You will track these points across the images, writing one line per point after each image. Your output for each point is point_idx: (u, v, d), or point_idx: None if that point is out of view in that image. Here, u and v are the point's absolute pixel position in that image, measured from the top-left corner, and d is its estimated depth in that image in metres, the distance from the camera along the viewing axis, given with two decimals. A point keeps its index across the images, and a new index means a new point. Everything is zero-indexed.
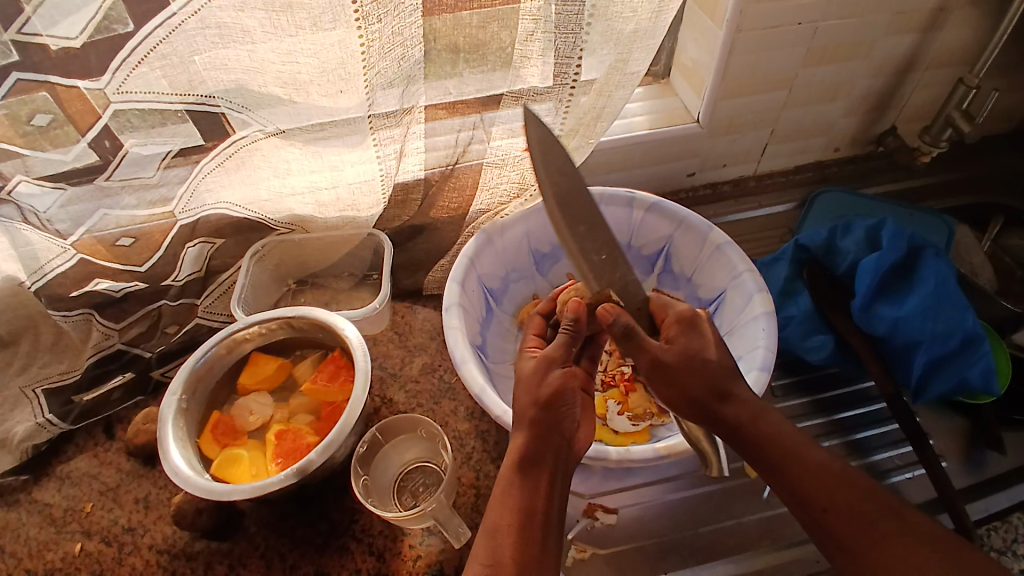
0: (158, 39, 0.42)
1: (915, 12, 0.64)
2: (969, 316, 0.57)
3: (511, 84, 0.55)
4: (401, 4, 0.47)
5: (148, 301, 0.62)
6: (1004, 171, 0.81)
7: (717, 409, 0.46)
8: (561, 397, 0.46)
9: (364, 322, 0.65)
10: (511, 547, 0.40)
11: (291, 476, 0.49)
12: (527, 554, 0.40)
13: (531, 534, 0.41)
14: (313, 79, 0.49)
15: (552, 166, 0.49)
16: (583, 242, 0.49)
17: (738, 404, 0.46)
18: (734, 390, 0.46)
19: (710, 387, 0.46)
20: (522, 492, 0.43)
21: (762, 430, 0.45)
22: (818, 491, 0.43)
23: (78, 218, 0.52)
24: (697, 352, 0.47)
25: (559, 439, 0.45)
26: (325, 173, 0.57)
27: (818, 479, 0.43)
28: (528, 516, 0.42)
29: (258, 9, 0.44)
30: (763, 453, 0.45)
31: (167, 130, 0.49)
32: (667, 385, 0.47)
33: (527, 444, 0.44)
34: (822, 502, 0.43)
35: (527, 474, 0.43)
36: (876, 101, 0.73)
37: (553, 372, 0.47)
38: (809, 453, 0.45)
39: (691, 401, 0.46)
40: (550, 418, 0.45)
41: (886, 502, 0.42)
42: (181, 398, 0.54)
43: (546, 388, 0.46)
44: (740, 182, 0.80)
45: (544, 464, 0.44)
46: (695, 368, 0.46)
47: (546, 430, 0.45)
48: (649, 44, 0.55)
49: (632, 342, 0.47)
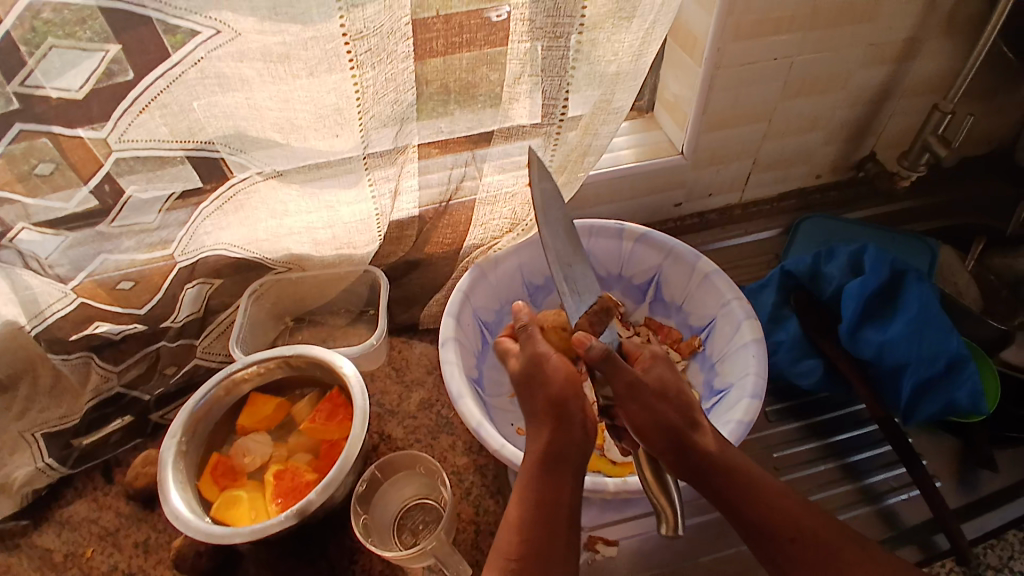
0: (159, 88, 0.44)
1: (887, 44, 0.67)
2: (952, 339, 0.58)
3: (501, 122, 0.57)
4: (393, 53, 0.49)
5: (147, 342, 0.63)
6: (981, 195, 0.84)
7: (689, 439, 0.46)
8: (577, 405, 0.47)
9: (362, 358, 0.65)
10: (535, 536, 0.43)
11: (290, 517, 0.49)
12: (548, 546, 0.43)
13: (552, 527, 0.43)
14: (309, 124, 0.50)
15: (543, 210, 0.51)
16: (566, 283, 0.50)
17: (706, 434, 0.47)
18: (702, 421, 0.47)
19: (683, 417, 0.47)
20: (543, 488, 0.45)
21: (730, 458, 0.47)
22: (783, 521, 0.45)
23: (78, 262, 0.53)
24: (671, 382, 0.48)
25: (575, 441, 0.46)
26: (321, 213, 0.59)
27: (783, 510, 0.46)
28: (548, 509, 0.44)
29: (256, 59, 0.45)
30: (730, 483, 0.46)
31: (167, 176, 0.51)
32: (646, 413, 0.46)
33: (549, 445, 0.46)
34: (788, 532, 0.45)
35: (552, 471, 0.45)
36: (855, 129, 0.76)
37: (567, 386, 0.47)
38: (771, 485, 0.47)
39: (667, 431, 0.46)
40: (569, 421, 0.46)
41: (842, 533, 0.45)
42: (180, 440, 0.55)
43: (560, 397, 0.46)
44: (726, 210, 0.82)
45: (565, 459, 0.45)
46: (673, 399, 0.47)
47: (568, 431, 0.46)
48: (631, 85, 0.57)
49: (611, 367, 0.46)
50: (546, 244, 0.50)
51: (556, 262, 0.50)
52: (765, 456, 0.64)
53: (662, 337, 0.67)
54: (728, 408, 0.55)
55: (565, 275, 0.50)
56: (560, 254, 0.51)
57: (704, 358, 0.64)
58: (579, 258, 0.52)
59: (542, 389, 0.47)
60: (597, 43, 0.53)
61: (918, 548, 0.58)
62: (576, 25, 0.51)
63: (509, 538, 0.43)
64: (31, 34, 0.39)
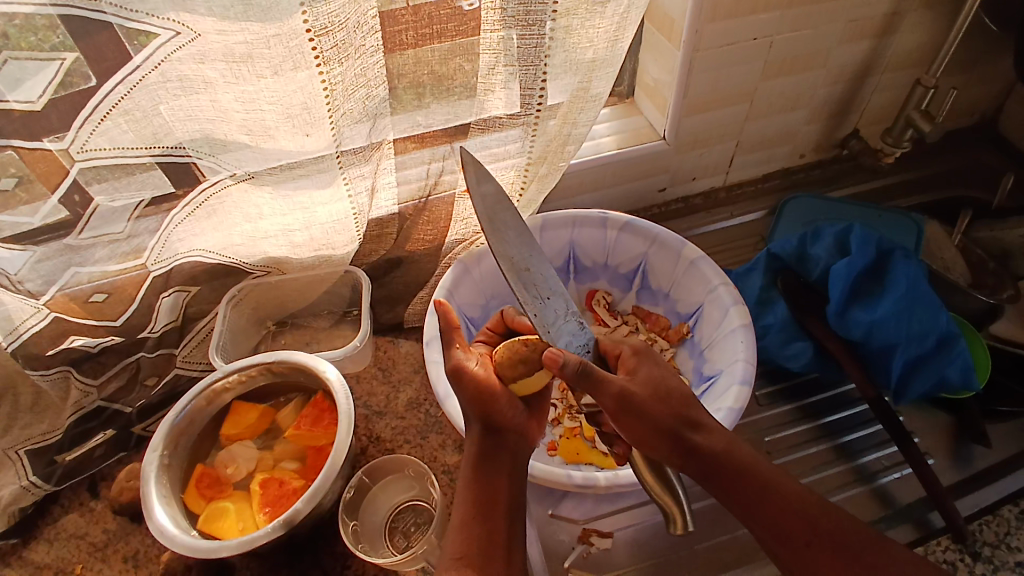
0: (119, 95, 0.42)
1: (867, 19, 0.66)
2: (942, 315, 0.58)
3: (476, 113, 0.56)
4: (361, 46, 0.47)
5: (125, 354, 0.61)
6: (964, 167, 0.83)
7: (689, 439, 0.45)
8: (505, 408, 0.49)
9: (347, 361, 0.64)
10: (479, 533, 0.45)
11: (277, 527, 0.49)
12: (491, 543, 0.45)
13: (494, 522, 0.46)
14: (278, 125, 0.48)
15: (485, 218, 0.48)
16: (524, 289, 0.47)
17: (708, 433, 0.46)
18: (703, 419, 0.46)
19: (679, 418, 0.46)
20: (484, 486, 0.47)
21: (736, 457, 0.45)
22: (798, 523, 0.43)
23: (49, 276, 0.51)
24: (662, 381, 0.47)
25: (504, 441, 0.49)
26: (297, 215, 0.57)
27: (798, 510, 0.43)
28: (489, 507, 0.46)
29: (219, 60, 0.43)
30: (741, 485, 0.44)
31: (135, 183, 0.49)
32: (638, 420, 0.45)
33: (484, 446, 0.48)
34: (804, 534, 0.43)
35: (488, 469, 0.48)
36: (838, 106, 0.75)
37: (496, 394, 0.49)
38: (785, 484, 0.45)
39: (663, 434, 0.45)
40: (500, 424, 0.49)
41: (865, 534, 0.43)
42: (163, 453, 0.54)
43: (488, 405, 0.48)
44: (711, 194, 0.81)
45: (498, 455, 0.48)
46: (665, 398, 0.46)
47: (499, 433, 0.49)
48: (609, 72, 0.56)
49: (592, 382, 0.45)
50: (496, 252, 0.47)
51: (510, 269, 0.47)
52: (757, 441, 0.64)
53: (650, 325, 0.67)
54: (719, 395, 0.55)
55: (523, 281, 0.48)
56: (513, 259, 0.48)
57: (692, 345, 0.63)
58: (537, 260, 0.49)
59: (472, 396, 0.48)
60: (572, 31, 0.51)
61: (914, 527, 0.59)
62: (548, 11, 0.49)
63: (456, 538, 0.45)
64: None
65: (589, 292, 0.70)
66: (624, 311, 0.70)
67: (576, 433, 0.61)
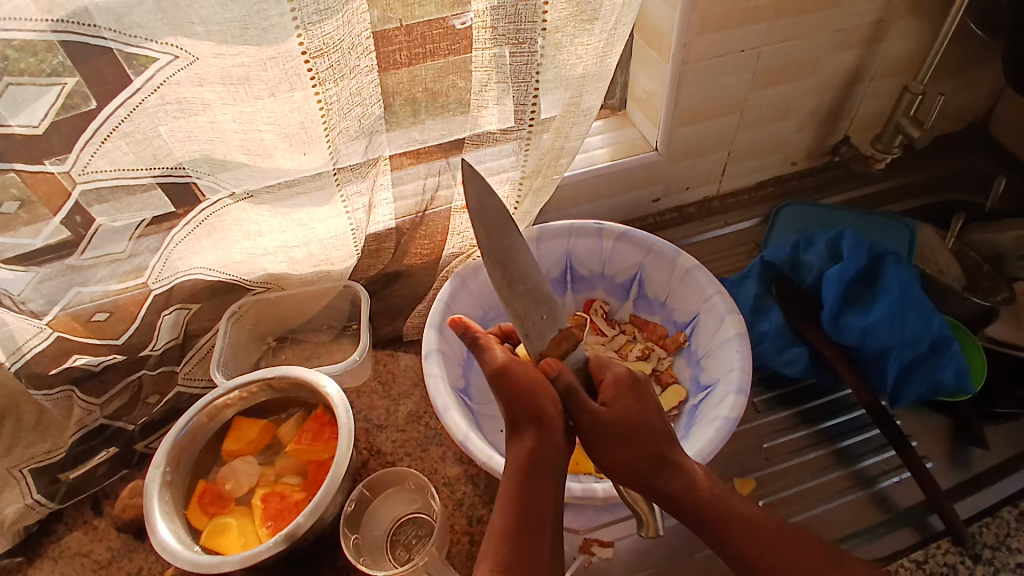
0: (119, 118, 0.43)
1: (855, 29, 0.67)
2: (935, 320, 0.58)
3: (471, 129, 0.57)
4: (356, 66, 0.48)
5: (127, 372, 0.61)
6: (954, 172, 0.84)
7: (655, 474, 0.46)
8: (557, 407, 0.46)
9: (347, 374, 0.65)
10: (520, 542, 0.43)
11: (279, 542, 0.49)
12: (532, 557, 0.43)
13: (534, 533, 0.43)
14: (276, 144, 0.49)
15: (486, 227, 0.48)
16: (517, 303, 0.48)
17: (675, 469, 0.46)
18: (671, 454, 0.47)
19: (647, 453, 0.46)
20: (527, 497, 0.44)
21: (697, 491, 0.46)
22: (757, 548, 0.44)
23: (51, 296, 0.52)
24: (637, 415, 0.46)
25: (555, 443, 0.46)
26: (296, 232, 0.58)
27: (756, 537, 0.44)
28: (530, 519, 0.44)
29: (217, 82, 0.44)
30: (703, 515, 0.46)
31: (135, 204, 0.50)
32: (608, 449, 0.46)
33: (533, 450, 0.45)
34: (763, 557, 0.43)
35: (535, 479, 0.45)
36: (828, 114, 0.76)
37: (546, 392, 0.46)
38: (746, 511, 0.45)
39: (630, 468, 0.46)
40: (552, 425, 0.45)
41: (822, 556, 0.43)
42: (165, 470, 0.54)
43: (537, 406, 0.45)
44: (705, 203, 0.82)
45: (545, 464, 0.45)
46: (636, 432, 0.46)
47: (550, 435, 0.45)
48: (599, 86, 0.57)
49: (569, 404, 0.46)
50: (490, 269, 0.48)
51: (505, 286, 0.48)
52: (756, 447, 0.64)
53: (647, 334, 0.68)
54: (714, 403, 0.55)
55: (517, 297, 0.48)
56: (512, 272, 0.48)
57: (689, 354, 0.64)
58: (534, 272, 0.49)
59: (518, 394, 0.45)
60: (562, 47, 0.52)
61: (914, 530, 0.59)
62: (538, 29, 0.50)
63: (489, 557, 0.43)
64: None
65: (587, 302, 0.70)
66: (621, 321, 0.70)
67: None
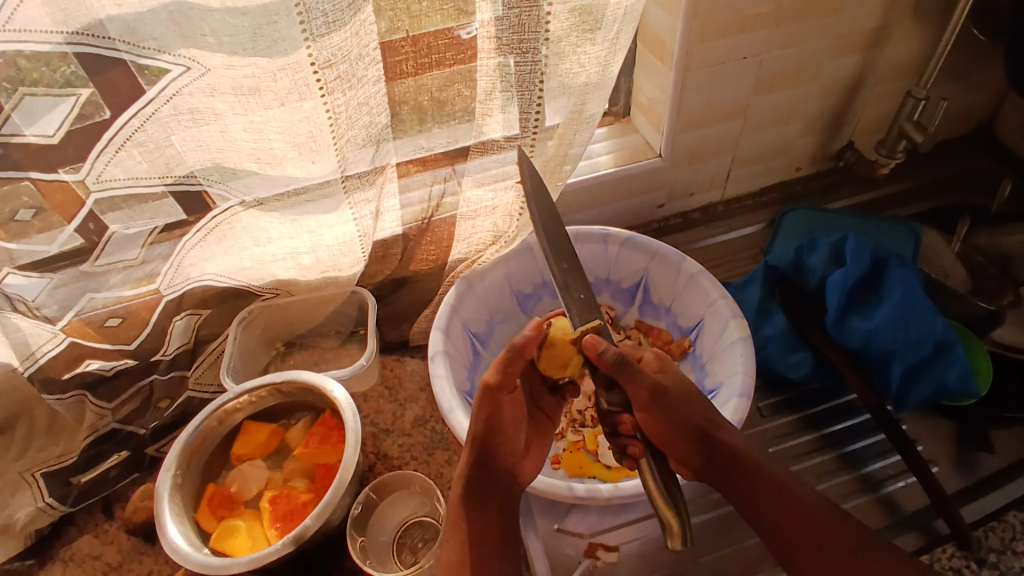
0: (133, 128, 0.44)
1: (856, 34, 0.67)
2: (938, 322, 0.59)
3: (475, 137, 0.58)
4: (363, 76, 0.49)
5: (139, 377, 0.62)
6: (959, 176, 0.84)
7: (714, 439, 0.49)
8: (505, 415, 0.53)
9: (354, 379, 0.65)
10: (476, 527, 0.50)
11: (287, 543, 0.50)
12: (490, 550, 0.49)
13: (485, 524, 0.50)
14: (285, 152, 0.50)
15: (541, 211, 0.53)
16: (569, 278, 0.52)
17: (731, 434, 0.50)
18: (726, 423, 0.50)
19: (705, 419, 0.50)
20: (477, 507, 0.51)
21: (757, 458, 0.49)
22: (810, 524, 0.45)
23: (66, 302, 0.53)
24: (688, 383, 0.51)
25: (501, 445, 0.53)
26: (305, 238, 0.58)
27: (808, 512, 0.46)
28: (485, 527, 0.50)
29: (228, 93, 0.46)
30: (760, 483, 0.48)
31: (148, 211, 0.51)
32: (670, 416, 0.49)
33: (478, 454, 0.52)
34: (815, 538, 0.45)
35: (480, 493, 0.51)
36: (830, 119, 0.76)
37: (493, 404, 0.53)
38: (799, 487, 0.48)
39: (691, 431, 0.49)
40: (497, 447, 0.53)
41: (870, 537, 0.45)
42: (176, 472, 0.55)
43: (485, 417, 0.52)
44: (709, 208, 0.82)
45: (489, 481, 0.52)
46: (692, 398, 0.50)
47: (494, 454, 0.52)
48: (601, 94, 0.58)
49: (627, 370, 0.48)
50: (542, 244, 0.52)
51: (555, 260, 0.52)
52: (760, 451, 0.64)
53: (652, 339, 0.68)
54: (718, 406, 0.55)
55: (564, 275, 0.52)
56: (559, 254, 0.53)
57: (694, 358, 0.64)
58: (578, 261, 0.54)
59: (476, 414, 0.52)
60: (564, 56, 0.53)
61: (919, 534, 0.59)
62: (541, 39, 0.51)
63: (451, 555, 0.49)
64: (11, 77, 0.39)
65: None
66: (626, 326, 0.71)
67: (580, 446, 0.62)
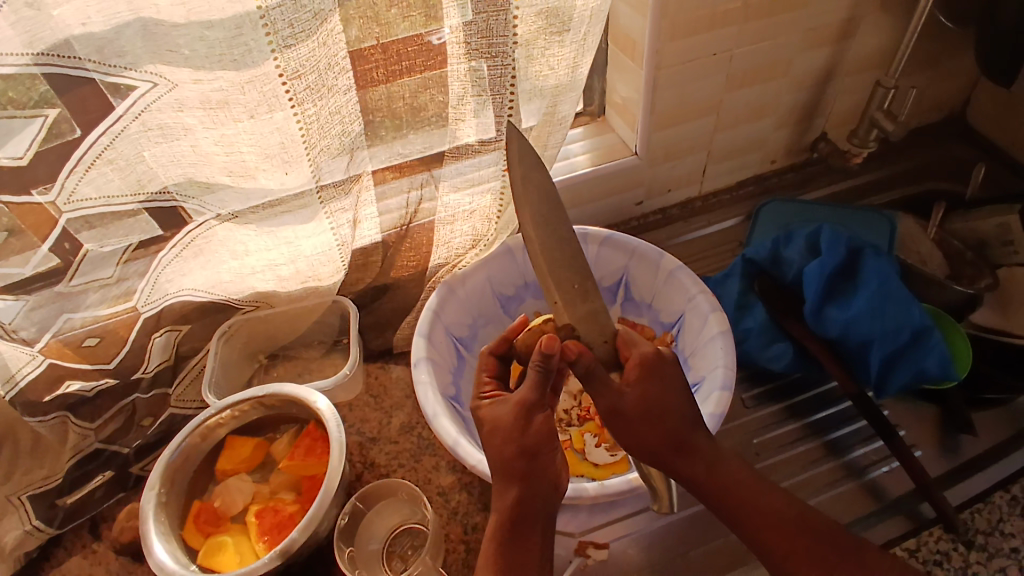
0: (102, 146, 0.44)
1: (826, 27, 0.68)
2: (914, 309, 0.59)
3: (450, 142, 0.58)
4: (333, 85, 0.48)
5: (121, 396, 0.62)
6: (934, 163, 0.85)
7: (676, 462, 0.46)
8: (550, 425, 0.46)
9: (337, 389, 0.66)
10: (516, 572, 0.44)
11: (275, 557, 0.50)
12: None
13: (529, 556, 0.45)
14: (258, 165, 0.50)
15: (539, 195, 0.49)
16: (559, 270, 0.48)
17: (696, 455, 0.46)
18: (694, 443, 0.46)
19: (671, 440, 0.46)
20: (515, 553, 0.44)
21: (721, 476, 0.47)
22: (777, 538, 0.45)
23: (43, 324, 0.52)
24: (657, 399, 0.46)
25: (552, 462, 0.46)
26: (282, 249, 0.58)
27: (776, 524, 0.46)
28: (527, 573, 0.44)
29: (197, 108, 0.45)
30: (725, 499, 0.47)
31: (122, 229, 0.50)
32: (626, 434, 0.46)
33: (526, 474, 0.45)
34: (783, 549, 0.45)
35: (518, 535, 0.45)
36: (804, 111, 0.77)
37: (536, 415, 0.46)
38: (767, 497, 0.47)
39: (649, 453, 0.46)
40: (538, 474, 0.45)
41: (842, 543, 0.46)
42: (160, 491, 0.55)
43: (530, 432, 0.45)
44: (687, 204, 0.83)
45: (531, 519, 0.45)
46: (655, 417, 0.46)
47: (534, 484, 0.45)
48: (573, 96, 0.58)
49: (594, 383, 0.45)
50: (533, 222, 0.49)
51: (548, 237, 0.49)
52: (745, 444, 0.65)
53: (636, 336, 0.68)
54: (700, 400, 0.56)
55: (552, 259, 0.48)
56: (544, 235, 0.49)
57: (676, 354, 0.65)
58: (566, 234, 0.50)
59: (512, 442, 0.45)
60: (533, 58, 0.54)
61: (907, 518, 0.60)
62: (511, 43, 0.51)
63: None
64: None
65: None
66: None
67: (567, 446, 0.63)
